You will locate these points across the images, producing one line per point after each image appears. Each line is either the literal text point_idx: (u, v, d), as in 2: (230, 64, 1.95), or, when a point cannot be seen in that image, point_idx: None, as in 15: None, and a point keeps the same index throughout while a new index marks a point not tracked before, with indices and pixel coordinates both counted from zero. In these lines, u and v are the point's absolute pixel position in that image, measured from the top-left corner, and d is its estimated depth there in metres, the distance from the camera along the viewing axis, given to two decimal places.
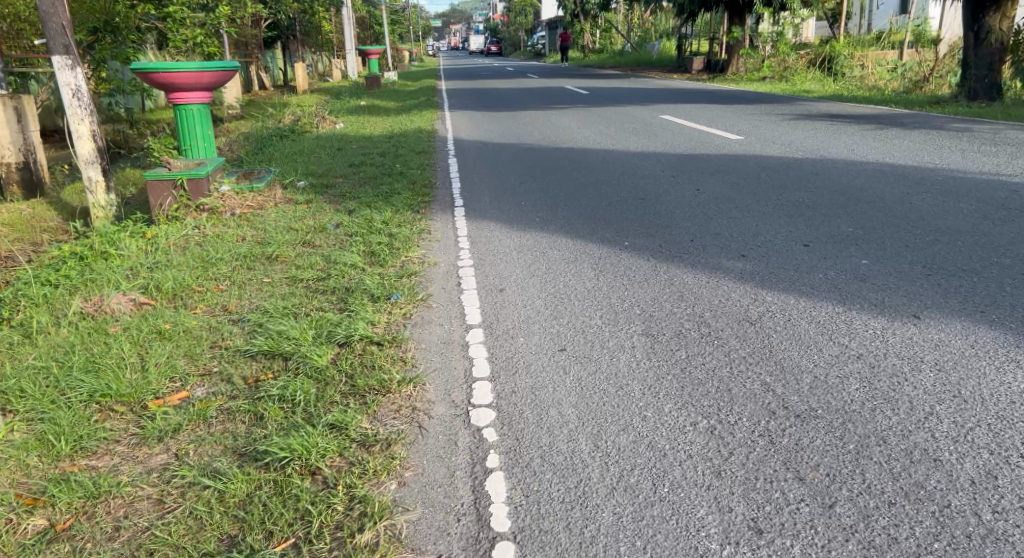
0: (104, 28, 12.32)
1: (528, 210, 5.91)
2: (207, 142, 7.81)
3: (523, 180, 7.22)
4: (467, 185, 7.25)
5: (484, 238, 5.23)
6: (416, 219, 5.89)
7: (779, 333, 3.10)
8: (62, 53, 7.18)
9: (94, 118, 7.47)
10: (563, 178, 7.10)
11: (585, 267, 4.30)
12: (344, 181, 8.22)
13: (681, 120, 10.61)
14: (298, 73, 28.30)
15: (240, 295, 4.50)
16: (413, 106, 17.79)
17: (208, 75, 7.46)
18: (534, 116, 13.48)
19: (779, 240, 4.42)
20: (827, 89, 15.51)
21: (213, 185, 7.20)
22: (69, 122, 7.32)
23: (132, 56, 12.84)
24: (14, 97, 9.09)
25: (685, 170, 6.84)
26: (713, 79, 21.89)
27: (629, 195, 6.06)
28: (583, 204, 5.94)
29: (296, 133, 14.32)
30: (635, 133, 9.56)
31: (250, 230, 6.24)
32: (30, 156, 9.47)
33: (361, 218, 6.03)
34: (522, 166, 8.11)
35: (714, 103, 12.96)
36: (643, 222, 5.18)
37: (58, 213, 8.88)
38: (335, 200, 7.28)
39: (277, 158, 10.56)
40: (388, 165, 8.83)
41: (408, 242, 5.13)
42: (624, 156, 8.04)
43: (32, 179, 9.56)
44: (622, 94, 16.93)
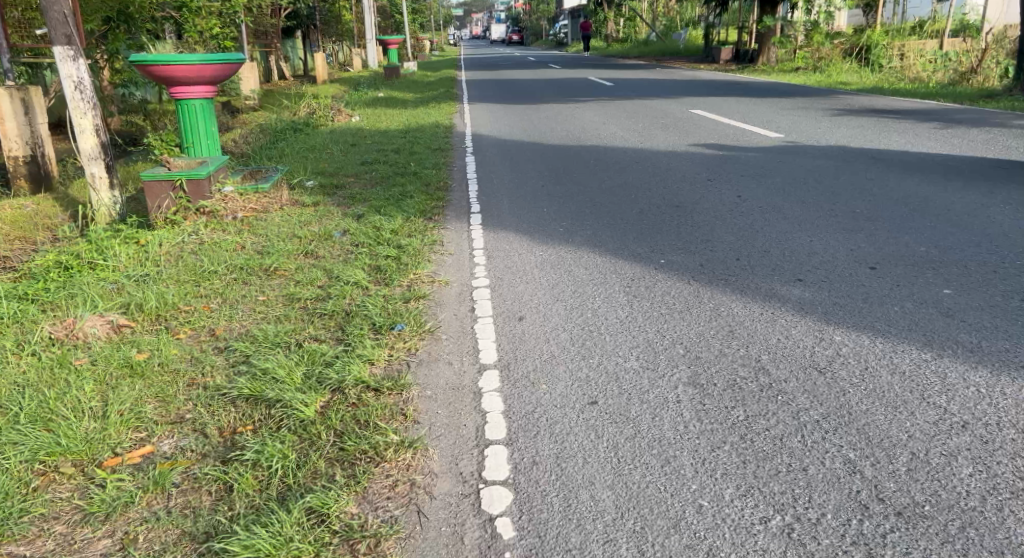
0: (117, 17, 11.94)
1: (552, 218, 5.40)
2: (210, 139, 7.37)
3: (546, 183, 6.70)
4: (485, 188, 6.76)
5: (502, 251, 4.73)
6: (429, 227, 5.40)
7: (856, 387, 2.57)
8: (64, 43, 6.76)
9: (96, 112, 7.06)
10: (588, 181, 6.57)
11: (616, 291, 3.78)
12: (355, 181, 7.77)
13: (714, 115, 10.01)
14: (317, 64, 27.91)
15: (230, 317, 4.04)
16: (432, 98, 17.30)
17: (211, 68, 7.01)
18: (557, 109, 12.92)
19: (840, 260, 3.87)
20: (866, 81, 14.79)
21: (216, 186, 6.76)
22: (71, 116, 6.91)
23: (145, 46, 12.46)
24: (23, 89, 8.64)
25: (722, 173, 6.29)
26: (742, 71, 21.19)
27: (661, 203, 5.53)
28: (612, 212, 5.42)
29: (310, 127, 13.89)
30: (664, 130, 8.99)
31: (251, 236, 5.81)
32: (38, 149, 8.99)
33: (370, 225, 5.56)
34: (544, 166, 7.60)
35: (748, 97, 12.32)
36: (680, 235, 4.65)
37: (62, 209, 8.42)
38: (344, 203, 6.83)
39: (288, 155, 10.13)
40: (402, 164, 8.36)
41: (418, 256, 4.64)
42: (654, 156, 7.49)
43: (39, 174, 9.15)
44: (649, 85, 16.31)
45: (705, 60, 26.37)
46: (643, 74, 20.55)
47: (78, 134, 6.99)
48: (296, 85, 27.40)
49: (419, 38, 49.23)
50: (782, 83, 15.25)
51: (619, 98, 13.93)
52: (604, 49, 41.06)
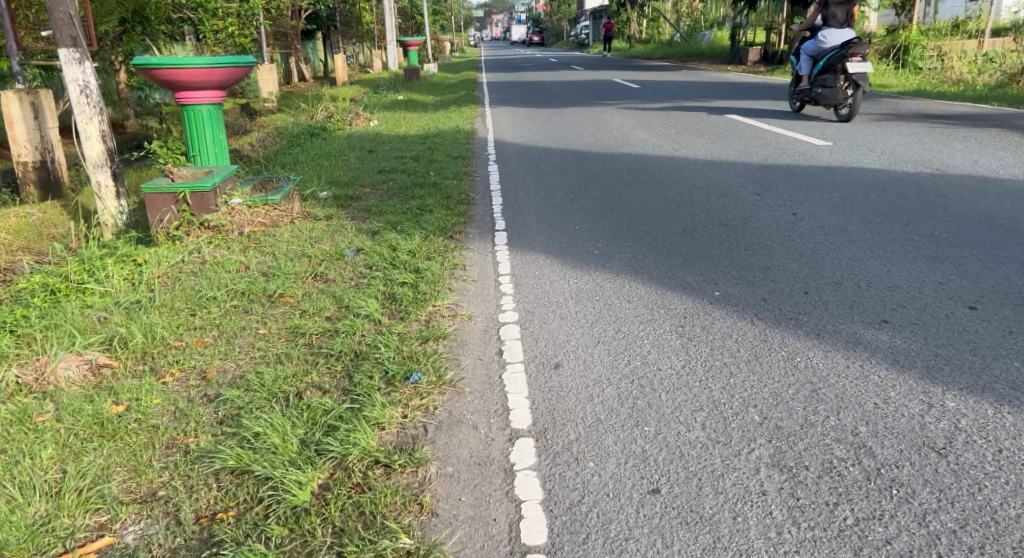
0: (134, 17, 11.57)
1: (585, 239, 4.89)
2: (218, 147, 6.92)
3: (576, 196, 6.19)
4: (511, 201, 6.27)
5: (531, 277, 4.22)
6: (451, 247, 4.92)
7: (990, 478, 2.04)
8: (69, 46, 6.31)
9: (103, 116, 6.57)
10: (622, 194, 6.05)
11: (668, 333, 3.26)
12: (371, 193, 7.31)
13: (751, 120, 9.45)
14: (338, 65, 27.59)
15: (225, 355, 3.56)
16: (452, 101, 16.86)
17: (219, 72, 6.54)
18: (583, 113, 12.41)
19: (929, 296, 3.33)
20: (907, 84, 14.13)
21: (223, 198, 6.32)
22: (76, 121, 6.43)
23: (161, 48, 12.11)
24: (34, 91, 8.12)
25: (771, 187, 5.74)
26: (772, 73, 20.53)
27: (707, 221, 4.99)
28: (652, 232, 4.89)
29: (327, 131, 13.48)
30: (700, 137, 8.45)
31: (257, 255, 5.36)
32: (48, 155, 8.46)
33: (386, 245, 5.09)
34: (572, 177, 7.10)
35: (784, 101, 11.74)
36: (734, 261, 4.11)
37: (70, 216, 7.93)
38: (358, 218, 6.37)
39: (303, 162, 9.70)
40: (422, 173, 7.90)
41: (438, 284, 4.15)
42: (691, 166, 6.95)
43: (50, 180, 8.60)
44: (678, 88, 15.75)
45: (732, 62, 25.70)
46: (669, 76, 19.96)
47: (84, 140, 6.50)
48: (314, 87, 27.09)
49: (439, 40, 48.88)
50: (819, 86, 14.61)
51: (647, 101, 13.38)
52: (627, 50, 40.45)
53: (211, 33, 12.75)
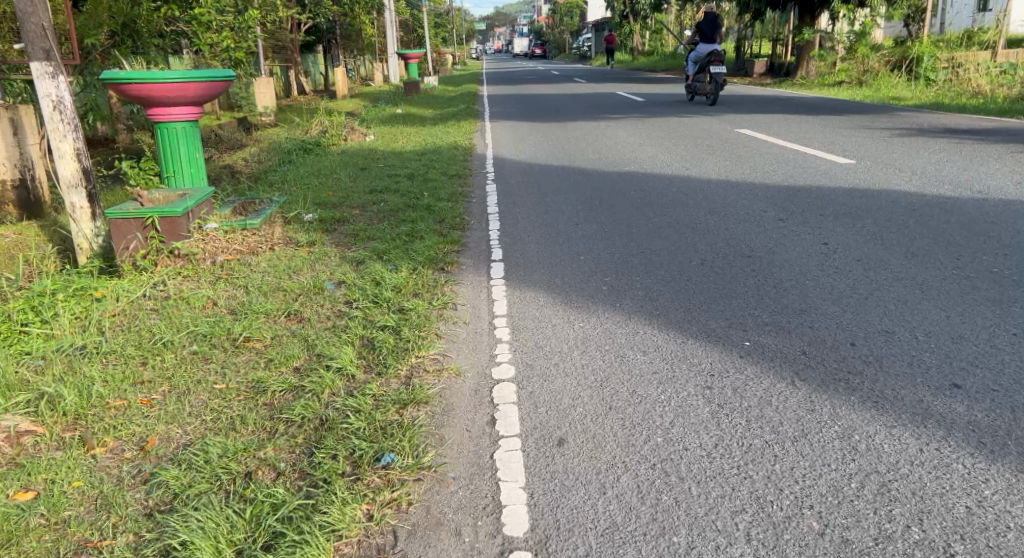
0: (123, 29, 11.12)
1: (592, 271, 4.38)
2: (194, 167, 6.42)
3: (580, 220, 5.70)
4: (509, 225, 5.78)
5: (530, 320, 3.70)
6: (442, 282, 4.41)
7: None
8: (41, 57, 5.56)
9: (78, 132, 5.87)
10: (630, 219, 5.55)
11: (694, 398, 2.73)
12: (359, 216, 6.82)
13: (764, 136, 8.96)
14: (337, 78, 27.22)
15: (171, 419, 3.04)
16: (452, 115, 16.42)
17: (193, 88, 6.11)
18: (587, 128, 11.94)
19: (1002, 351, 2.82)
20: (922, 97, 13.67)
21: (196, 222, 5.82)
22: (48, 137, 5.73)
23: (150, 61, 11.66)
24: (11, 106, 7.49)
25: (794, 212, 5.23)
26: (778, 85, 20.11)
27: (726, 252, 4.48)
28: (666, 264, 4.37)
29: (321, 146, 13.02)
30: (711, 156, 7.95)
31: (228, 288, 4.85)
32: (28, 172, 7.81)
33: (369, 279, 4.59)
34: (575, 198, 6.60)
35: (797, 115, 11.27)
36: (763, 302, 3.59)
37: (46, 238, 7.26)
38: (343, 245, 5.87)
39: (291, 180, 9.22)
40: (415, 193, 7.41)
41: (424, 328, 3.63)
42: (703, 188, 6.46)
43: (30, 200, 7.90)
44: (684, 101, 15.29)
45: (737, 75, 25.30)
46: (673, 89, 19.52)
47: (56, 158, 5.80)
48: (313, 101, 26.70)
49: (441, 53, 48.64)
50: (829, 99, 14.17)
51: (653, 114, 12.92)
52: (629, 63, 40.13)
53: (204, 46, 12.31)
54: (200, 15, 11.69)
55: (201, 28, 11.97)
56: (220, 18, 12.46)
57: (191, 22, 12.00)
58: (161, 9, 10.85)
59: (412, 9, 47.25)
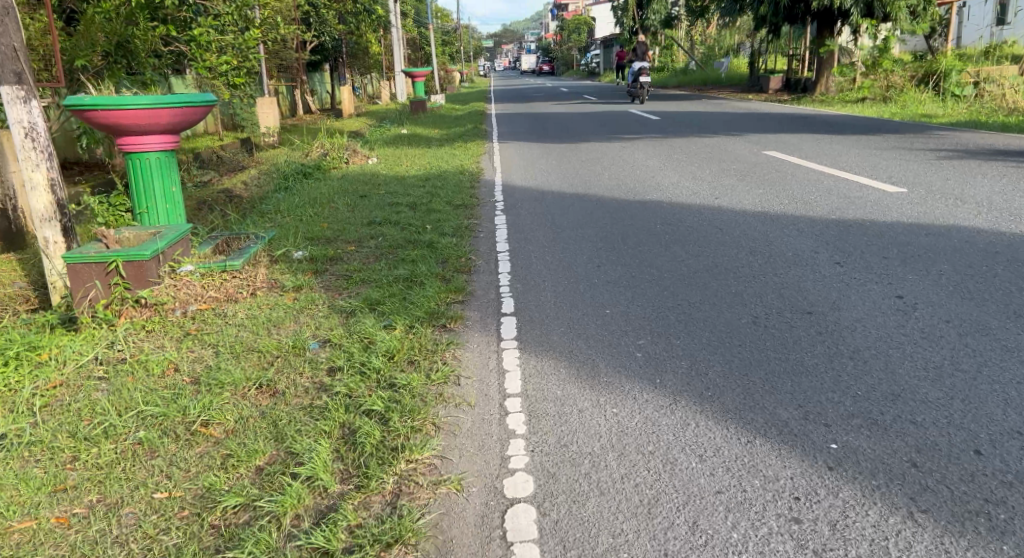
0: (118, 50, 10.51)
1: (621, 331, 3.69)
2: (170, 203, 5.78)
3: (601, 261, 5.02)
4: (522, 267, 5.11)
5: (550, 402, 3.00)
6: (444, 343, 3.72)
7: None
8: (13, 82, 4.85)
9: (53, 161, 5.18)
10: (659, 262, 4.87)
11: (779, 543, 2.01)
12: (354, 254, 6.18)
13: (795, 159, 8.29)
14: (344, 97, 26.80)
15: (85, 552, 2.36)
16: (459, 135, 15.83)
17: (167, 114, 5.48)
18: (601, 149, 11.30)
19: None
20: (953, 114, 13.00)
21: (169, 266, 5.18)
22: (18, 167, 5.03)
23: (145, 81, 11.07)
24: None
25: (851, 255, 4.53)
26: (796, 102, 19.39)
27: (780, 309, 3.78)
28: (710, 324, 3.68)
29: (321, 170, 12.43)
30: (741, 184, 7.27)
31: (194, 348, 4.19)
32: (9, 201, 7.04)
33: (359, 339, 3.91)
34: (594, 231, 5.94)
35: (826, 135, 10.61)
36: (840, 382, 2.89)
37: (25, 271, 6.52)
38: (334, 290, 5.22)
39: (285, 210, 8.58)
40: (416, 226, 6.76)
41: (421, 412, 2.93)
42: (738, 223, 5.78)
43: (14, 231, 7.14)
44: (700, 120, 14.68)
45: (751, 91, 24.63)
46: (687, 107, 18.84)
47: (27, 189, 5.09)
48: (318, 120, 26.25)
49: (448, 70, 48.40)
50: (854, 117, 13.46)
51: (669, 135, 12.25)
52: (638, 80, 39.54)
53: (204, 68, 11.70)
54: (198, 35, 11.09)
55: (200, 49, 11.37)
56: (220, 37, 11.87)
57: (190, 42, 11.41)
58: (157, 28, 10.24)
59: (417, 25, 46.82)
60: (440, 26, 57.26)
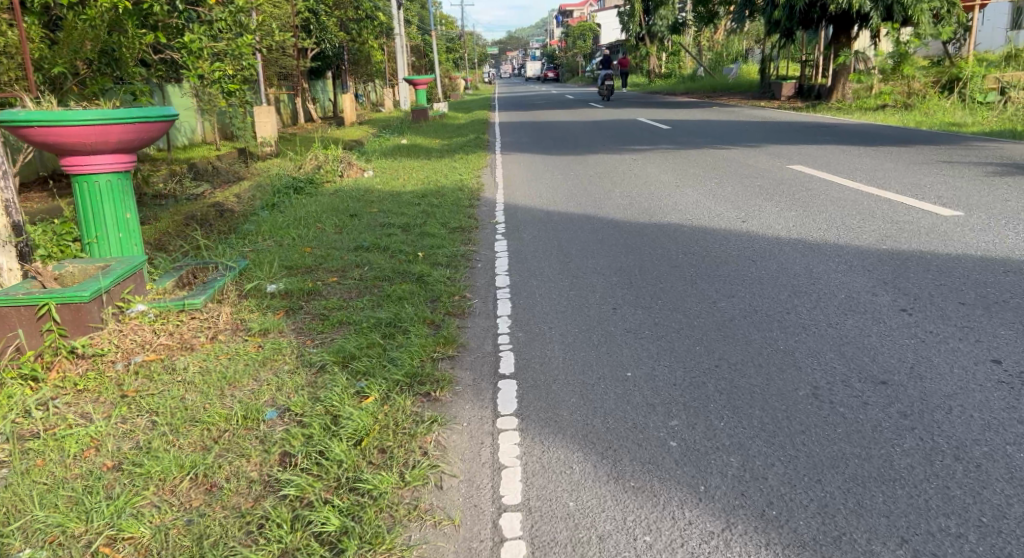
0: (103, 58, 9.73)
1: (648, 407, 2.96)
2: (123, 230, 5.06)
3: (617, 303, 4.30)
4: (525, 309, 4.39)
5: (561, 521, 2.27)
6: (426, 420, 2.98)
7: None
8: None
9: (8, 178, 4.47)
10: (686, 305, 4.13)
11: None
12: (335, 287, 5.47)
13: (826, 176, 7.55)
14: (347, 105, 26.21)
15: None
16: (461, 145, 15.16)
17: (118, 131, 4.76)
18: (610, 161, 10.58)
19: None
20: (985, 124, 12.26)
21: (115, 308, 4.47)
22: None
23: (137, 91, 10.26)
24: None
25: (919, 299, 3.79)
26: (811, 110, 18.68)
27: (844, 376, 3.03)
28: (758, 398, 2.95)
29: (314, 184, 11.77)
30: (769, 205, 6.55)
31: (123, 417, 3.47)
32: None
33: (325, 410, 3.19)
34: (608, 262, 5.22)
35: (853, 146, 9.87)
36: (951, 500, 2.17)
37: None
38: (306, 336, 4.50)
39: (268, 231, 7.88)
40: (407, 253, 6.05)
41: (388, 542, 2.20)
42: (774, 253, 5.05)
43: None
44: (715, 129, 13.99)
45: (762, 98, 23.89)
46: (698, 115, 18.11)
47: None
48: (319, 128, 25.65)
49: (453, 78, 47.86)
50: (877, 127, 12.72)
51: (682, 145, 11.53)
52: (644, 86, 38.80)
53: (196, 77, 11.02)
54: (189, 43, 10.40)
55: (192, 57, 10.68)
56: (213, 44, 11.17)
57: (181, 49, 10.72)
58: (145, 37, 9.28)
59: (421, 32, 46.09)
60: (444, 33, 56.61)
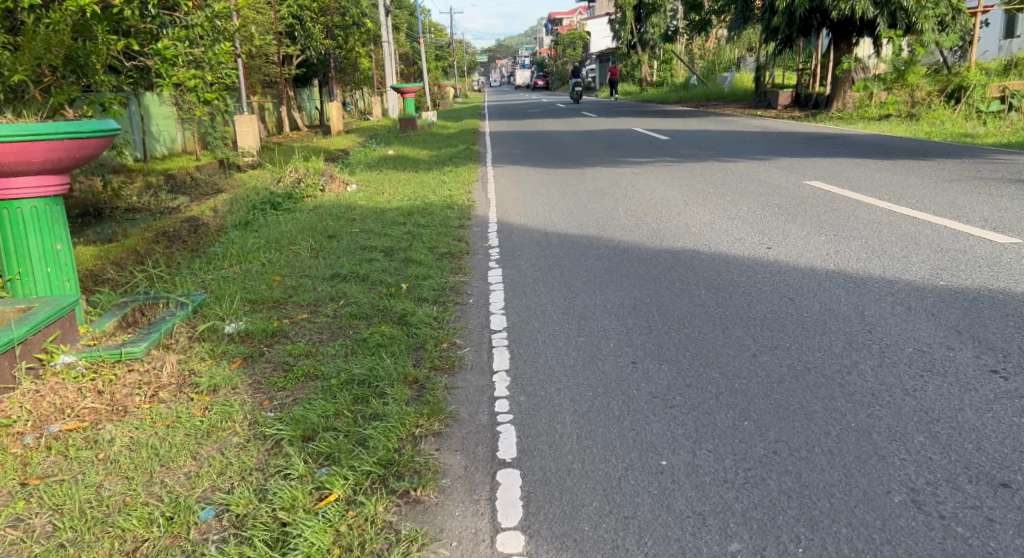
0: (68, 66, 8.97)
1: (695, 520, 2.25)
2: (49, 264, 4.32)
3: (636, 356, 3.59)
4: (526, 361, 3.67)
5: None
6: (403, 541, 2.26)
7: None
8: None
9: None
10: (720, 361, 3.43)
11: None
12: (304, 328, 4.74)
13: (850, 194, 6.91)
14: (334, 114, 25.49)
15: None
16: (450, 156, 14.44)
17: (41, 149, 4.00)
18: (608, 175, 9.91)
19: None
20: (1001, 135, 11.70)
21: (30, 363, 3.72)
22: None
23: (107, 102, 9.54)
24: None
25: (1009, 357, 3.11)
26: (811, 119, 18.10)
27: (947, 474, 2.35)
28: (841, 507, 2.24)
29: (294, 199, 11.04)
30: (793, 228, 5.88)
31: (15, 519, 2.71)
32: None
33: (271, 515, 2.44)
34: (619, 299, 4.53)
35: (871, 160, 9.24)
36: None
37: None
38: (265, 394, 3.77)
39: (237, 254, 7.12)
40: (388, 284, 5.34)
41: None
42: (812, 288, 4.36)
43: None
44: (716, 139, 13.36)
45: (758, 107, 23.31)
46: (696, 125, 17.51)
47: None
48: (305, 137, 24.89)
49: (442, 86, 47.24)
50: (888, 138, 12.10)
51: (684, 158, 10.86)
52: (635, 95, 38.22)
53: (170, 84, 10.25)
54: (163, 49, 9.64)
55: (166, 64, 9.91)
56: (189, 50, 10.50)
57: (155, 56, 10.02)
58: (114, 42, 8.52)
59: (408, 39, 45.28)
60: (432, 42, 55.91)
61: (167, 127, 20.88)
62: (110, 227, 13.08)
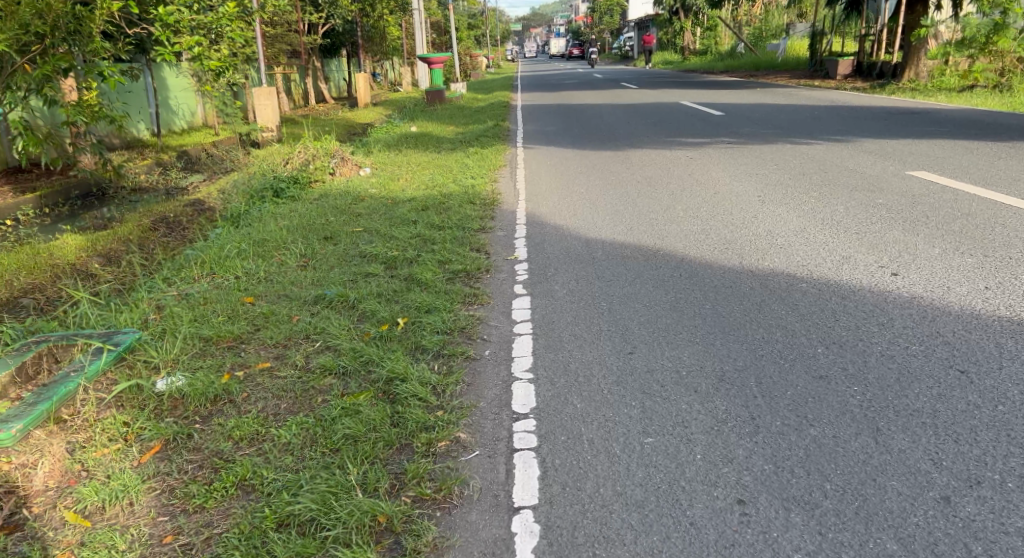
0: None
1: None
2: None
3: (743, 489, 2.24)
4: (564, 489, 2.34)
5: None
6: None
7: None
8: None
9: None
10: (889, 513, 2.07)
11: None
12: (260, 389, 3.47)
13: (978, 192, 5.40)
14: (359, 85, 24.14)
15: None
16: (478, 134, 13.03)
17: None
18: (659, 159, 8.45)
19: None
20: None
21: None
22: None
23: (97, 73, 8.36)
24: None
25: None
26: (880, 91, 16.21)
27: None
28: None
29: (300, 184, 9.80)
30: (918, 242, 4.41)
31: None
32: None
33: None
34: (697, 362, 3.15)
35: (980, 142, 7.63)
36: None
37: None
38: (170, 522, 2.51)
39: (213, 261, 5.90)
40: (381, 320, 4.03)
41: None
42: (988, 352, 2.94)
43: None
44: (778, 114, 11.77)
45: (814, 77, 21.31)
46: (750, 97, 15.82)
47: None
48: (328, 110, 23.59)
49: (474, 57, 45.60)
50: (985, 113, 10.37)
51: (746, 138, 9.30)
52: (677, 64, 36.07)
53: (173, 54, 9.02)
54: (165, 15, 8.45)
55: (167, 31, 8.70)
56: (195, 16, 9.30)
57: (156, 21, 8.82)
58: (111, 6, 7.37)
59: (439, 7, 43.60)
60: (464, 9, 53.77)
61: (187, 99, 19.73)
62: (112, 211, 11.94)
